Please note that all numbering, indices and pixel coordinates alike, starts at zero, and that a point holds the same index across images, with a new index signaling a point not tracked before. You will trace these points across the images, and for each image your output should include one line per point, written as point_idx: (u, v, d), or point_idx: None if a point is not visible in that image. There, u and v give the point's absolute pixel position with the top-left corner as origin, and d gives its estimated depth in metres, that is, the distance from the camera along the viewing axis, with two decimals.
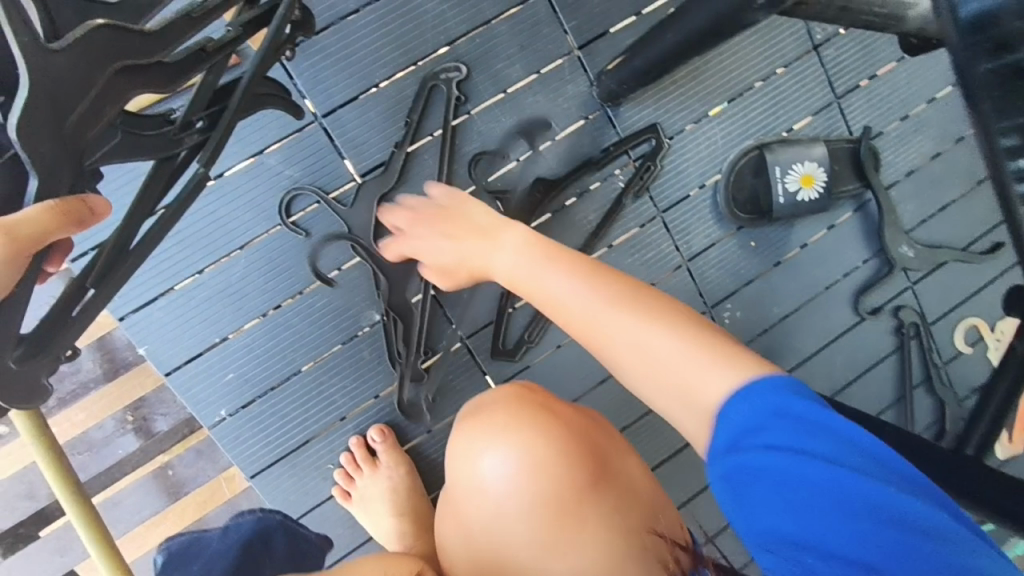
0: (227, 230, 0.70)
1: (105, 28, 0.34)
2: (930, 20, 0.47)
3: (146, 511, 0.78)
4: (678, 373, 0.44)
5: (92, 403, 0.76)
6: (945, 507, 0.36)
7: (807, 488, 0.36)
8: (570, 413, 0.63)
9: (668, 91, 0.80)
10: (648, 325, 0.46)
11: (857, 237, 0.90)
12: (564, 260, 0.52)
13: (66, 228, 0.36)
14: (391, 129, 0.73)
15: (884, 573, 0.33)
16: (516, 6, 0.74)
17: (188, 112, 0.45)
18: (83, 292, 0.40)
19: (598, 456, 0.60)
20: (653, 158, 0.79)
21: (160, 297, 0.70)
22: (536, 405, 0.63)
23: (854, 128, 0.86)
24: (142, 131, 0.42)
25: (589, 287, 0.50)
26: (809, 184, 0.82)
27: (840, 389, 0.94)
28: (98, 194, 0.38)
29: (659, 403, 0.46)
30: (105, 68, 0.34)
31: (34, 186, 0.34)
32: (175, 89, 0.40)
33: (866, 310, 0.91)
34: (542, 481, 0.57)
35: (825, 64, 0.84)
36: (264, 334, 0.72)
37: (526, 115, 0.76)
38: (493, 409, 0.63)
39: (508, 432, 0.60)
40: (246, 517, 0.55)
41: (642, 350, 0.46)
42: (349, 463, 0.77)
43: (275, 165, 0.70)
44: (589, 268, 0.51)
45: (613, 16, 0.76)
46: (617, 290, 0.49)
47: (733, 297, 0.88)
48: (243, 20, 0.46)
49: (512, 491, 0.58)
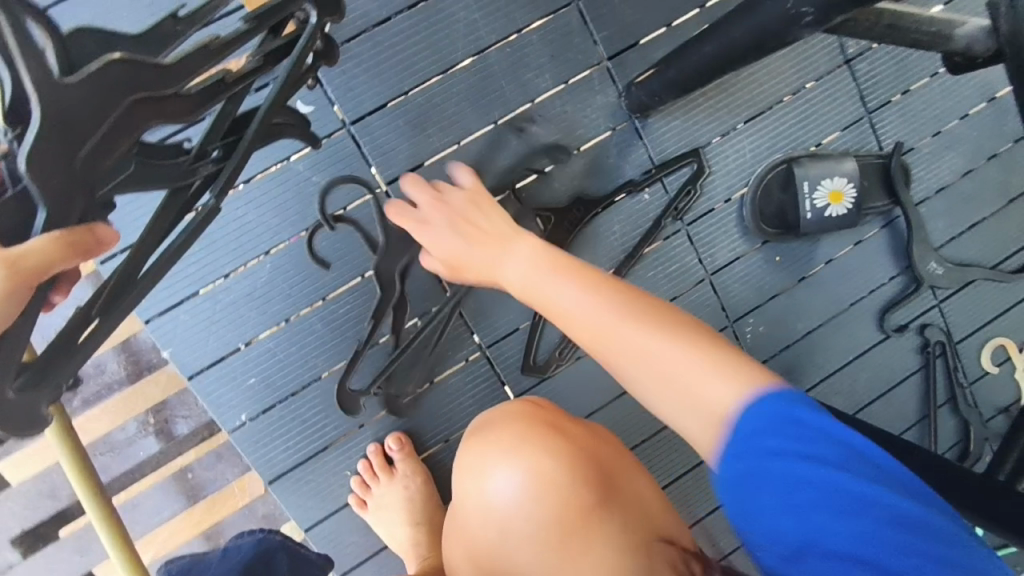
0: (254, 235, 0.70)
1: (122, 62, 0.32)
2: (982, 36, 0.45)
3: (166, 512, 0.78)
4: (690, 387, 0.44)
5: (115, 404, 0.76)
6: (928, 504, 0.39)
7: (830, 512, 0.39)
8: (577, 430, 0.63)
9: (696, 103, 0.79)
10: (681, 346, 0.45)
11: (885, 253, 0.88)
12: (580, 274, 0.50)
13: (71, 258, 0.35)
14: (418, 137, 0.72)
15: (872, 566, 0.38)
16: (547, 16, 0.73)
17: (203, 142, 0.43)
18: (88, 323, 0.38)
19: (607, 472, 0.60)
20: (694, 182, 0.79)
21: (185, 301, 0.70)
22: (542, 422, 0.62)
23: (885, 144, 0.85)
24: (157, 159, 0.41)
25: (600, 302, 0.48)
26: (838, 200, 0.81)
27: (863, 407, 0.92)
28: (107, 223, 0.37)
29: (675, 422, 0.45)
30: (122, 100, 0.33)
31: (40, 217, 0.33)
32: (196, 120, 0.38)
33: (892, 328, 0.90)
34: (552, 498, 0.57)
35: (856, 79, 0.82)
36: (285, 350, 0.72)
37: (554, 124, 0.75)
38: (500, 427, 0.63)
39: (511, 447, 0.60)
40: (249, 540, 0.63)
41: (664, 372, 0.45)
42: (366, 471, 0.76)
43: (302, 172, 0.70)
44: (606, 283, 0.49)
45: (644, 27, 0.75)
46: (639, 308, 0.47)
47: (756, 312, 0.86)
48: (271, 47, 0.43)
49: (521, 509, 0.57)
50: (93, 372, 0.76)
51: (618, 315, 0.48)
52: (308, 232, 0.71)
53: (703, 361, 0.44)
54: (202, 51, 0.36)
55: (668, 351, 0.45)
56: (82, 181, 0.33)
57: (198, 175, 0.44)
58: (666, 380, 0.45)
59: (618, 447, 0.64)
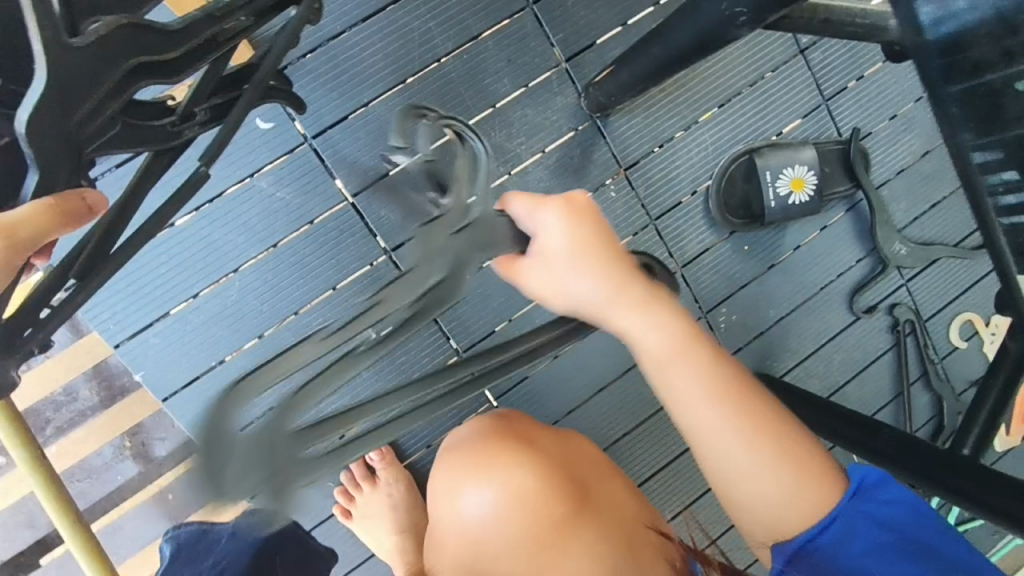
0: (220, 254, 0.70)
1: (126, 24, 0.32)
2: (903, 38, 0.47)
3: (148, 536, 0.78)
4: (775, 507, 0.50)
5: (91, 429, 0.76)
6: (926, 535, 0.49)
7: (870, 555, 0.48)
8: (548, 442, 0.63)
9: (656, 100, 0.80)
10: (774, 490, 0.50)
11: (850, 237, 0.90)
12: (727, 392, 0.51)
13: (62, 225, 0.37)
14: (381, 146, 0.73)
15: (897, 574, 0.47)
16: (504, 21, 0.74)
17: (190, 102, 0.43)
18: (63, 285, 0.35)
19: (580, 484, 0.60)
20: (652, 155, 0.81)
21: (155, 323, 0.70)
22: (514, 436, 0.62)
23: (843, 130, 0.86)
24: (137, 120, 0.40)
25: (735, 424, 0.50)
26: (800, 188, 0.82)
27: (838, 388, 0.94)
28: (92, 190, 0.39)
29: (750, 511, 0.51)
30: (120, 66, 0.32)
31: (34, 181, 0.32)
32: (182, 80, 0.37)
33: (861, 309, 0.91)
34: (523, 513, 0.57)
35: (812, 68, 0.84)
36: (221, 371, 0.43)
37: (516, 128, 0.76)
38: (470, 445, 0.62)
39: (484, 466, 0.60)
40: (248, 514, 0.63)
41: (740, 464, 0.50)
42: (349, 480, 0.78)
43: (266, 188, 0.71)
44: (744, 404, 0.51)
45: (599, 27, 0.76)
46: (762, 436, 0.51)
47: (728, 302, 0.88)
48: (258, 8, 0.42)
49: (496, 528, 0.57)
50: (67, 399, 0.76)
51: (734, 402, 0.51)
52: (274, 248, 0.71)
53: (778, 442, 0.51)
54: (204, 18, 0.36)
55: (751, 420, 0.51)
56: (77, 145, 0.32)
57: (182, 138, 0.43)
58: (760, 459, 0.50)
59: (590, 454, 0.65)
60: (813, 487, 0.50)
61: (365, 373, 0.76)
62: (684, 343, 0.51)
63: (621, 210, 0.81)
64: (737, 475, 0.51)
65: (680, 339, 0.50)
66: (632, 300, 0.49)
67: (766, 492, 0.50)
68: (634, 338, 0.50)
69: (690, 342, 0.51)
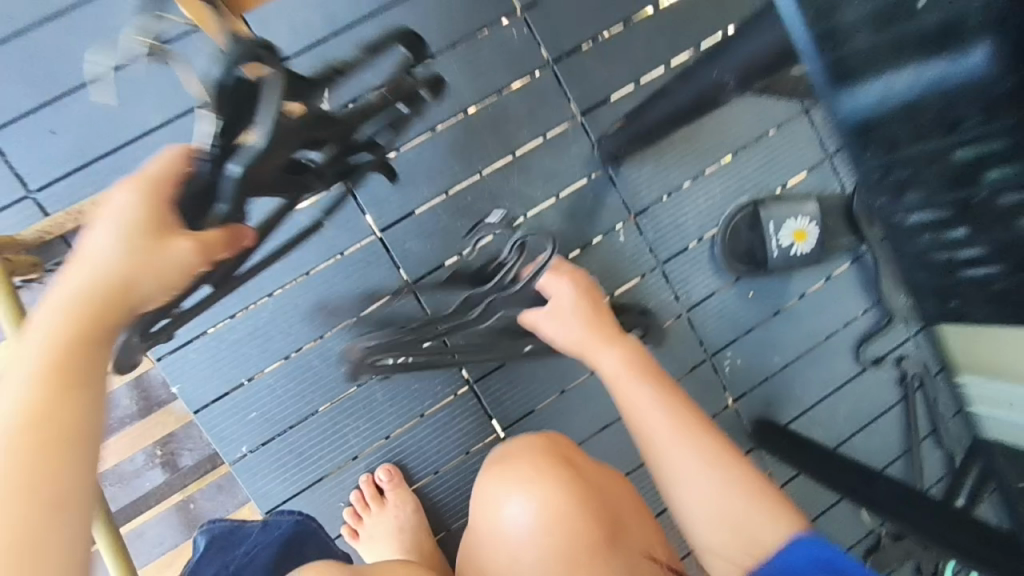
0: (259, 279, 0.76)
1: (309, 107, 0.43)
2: None
3: (168, 543, 0.82)
4: (745, 529, 0.59)
5: (125, 438, 0.81)
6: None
7: None
8: (591, 468, 0.66)
9: (667, 151, 0.85)
10: (748, 509, 0.59)
11: (856, 288, 0.92)
12: (692, 430, 0.65)
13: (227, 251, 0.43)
14: (409, 187, 0.80)
15: None
16: (526, 77, 0.81)
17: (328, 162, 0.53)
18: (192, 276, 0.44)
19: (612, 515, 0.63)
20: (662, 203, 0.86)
21: (195, 339, 0.75)
22: (560, 457, 0.66)
23: (847, 186, 0.90)
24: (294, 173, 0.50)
25: (704, 456, 0.63)
26: (802, 238, 0.86)
27: (845, 438, 0.95)
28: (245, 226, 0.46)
29: (724, 534, 0.60)
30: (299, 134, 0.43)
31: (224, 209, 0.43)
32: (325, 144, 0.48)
33: (867, 360, 0.93)
34: (564, 532, 0.60)
35: (815, 127, 0.89)
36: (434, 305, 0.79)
37: (533, 174, 0.82)
38: (520, 459, 0.65)
39: (529, 480, 0.63)
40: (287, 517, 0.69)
41: (709, 492, 0.61)
42: (358, 501, 0.80)
43: (303, 221, 0.77)
44: (711, 443, 0.64)
45: (612, 86, 0.83)
46: (730, 470, 0.62)
47: (734, 345, 0.90)
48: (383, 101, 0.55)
49: (534, 542, 0.60)
50: None
51: (685, 430, 0.65)
52: (308, 275, 0.77)
53: (733, 472, 0.62)
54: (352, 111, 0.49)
55: (720, 467, 0.63)
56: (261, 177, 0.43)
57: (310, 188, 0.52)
58: (720, 483, 0.61)
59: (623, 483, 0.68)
60: (772, 518, 0.59)
61: (382, 397, 0.80)
62: (646, 382, 0.69)
63: (631, 254, 0.86)
64: (689, 492, 0.62)
65: (641, 373, 0.69)
66: (605, 339, 0.71)
67: (719, 511, 0.61)
68: (603, 369, 0.70)
69: (657, 383, 0.69)
